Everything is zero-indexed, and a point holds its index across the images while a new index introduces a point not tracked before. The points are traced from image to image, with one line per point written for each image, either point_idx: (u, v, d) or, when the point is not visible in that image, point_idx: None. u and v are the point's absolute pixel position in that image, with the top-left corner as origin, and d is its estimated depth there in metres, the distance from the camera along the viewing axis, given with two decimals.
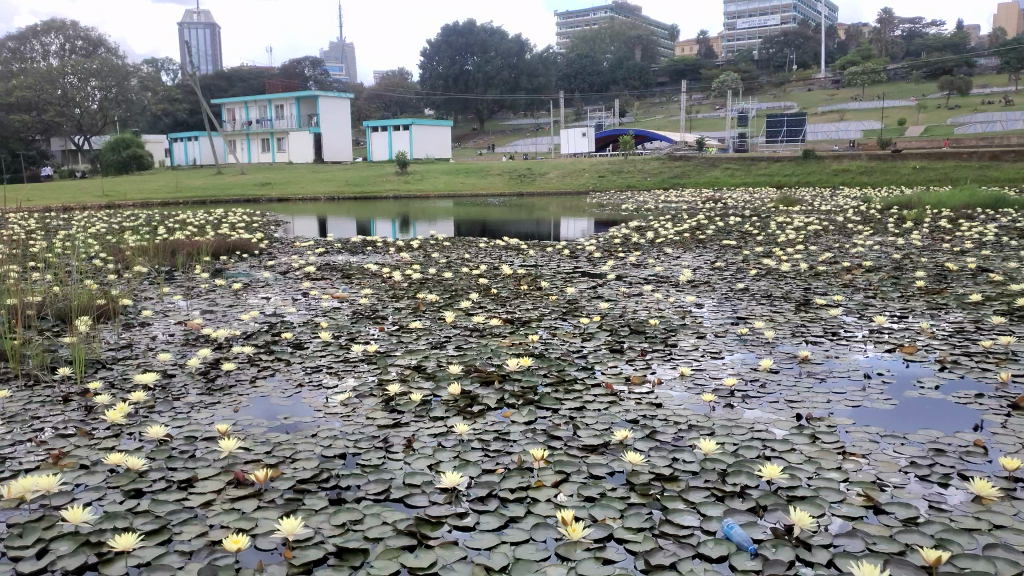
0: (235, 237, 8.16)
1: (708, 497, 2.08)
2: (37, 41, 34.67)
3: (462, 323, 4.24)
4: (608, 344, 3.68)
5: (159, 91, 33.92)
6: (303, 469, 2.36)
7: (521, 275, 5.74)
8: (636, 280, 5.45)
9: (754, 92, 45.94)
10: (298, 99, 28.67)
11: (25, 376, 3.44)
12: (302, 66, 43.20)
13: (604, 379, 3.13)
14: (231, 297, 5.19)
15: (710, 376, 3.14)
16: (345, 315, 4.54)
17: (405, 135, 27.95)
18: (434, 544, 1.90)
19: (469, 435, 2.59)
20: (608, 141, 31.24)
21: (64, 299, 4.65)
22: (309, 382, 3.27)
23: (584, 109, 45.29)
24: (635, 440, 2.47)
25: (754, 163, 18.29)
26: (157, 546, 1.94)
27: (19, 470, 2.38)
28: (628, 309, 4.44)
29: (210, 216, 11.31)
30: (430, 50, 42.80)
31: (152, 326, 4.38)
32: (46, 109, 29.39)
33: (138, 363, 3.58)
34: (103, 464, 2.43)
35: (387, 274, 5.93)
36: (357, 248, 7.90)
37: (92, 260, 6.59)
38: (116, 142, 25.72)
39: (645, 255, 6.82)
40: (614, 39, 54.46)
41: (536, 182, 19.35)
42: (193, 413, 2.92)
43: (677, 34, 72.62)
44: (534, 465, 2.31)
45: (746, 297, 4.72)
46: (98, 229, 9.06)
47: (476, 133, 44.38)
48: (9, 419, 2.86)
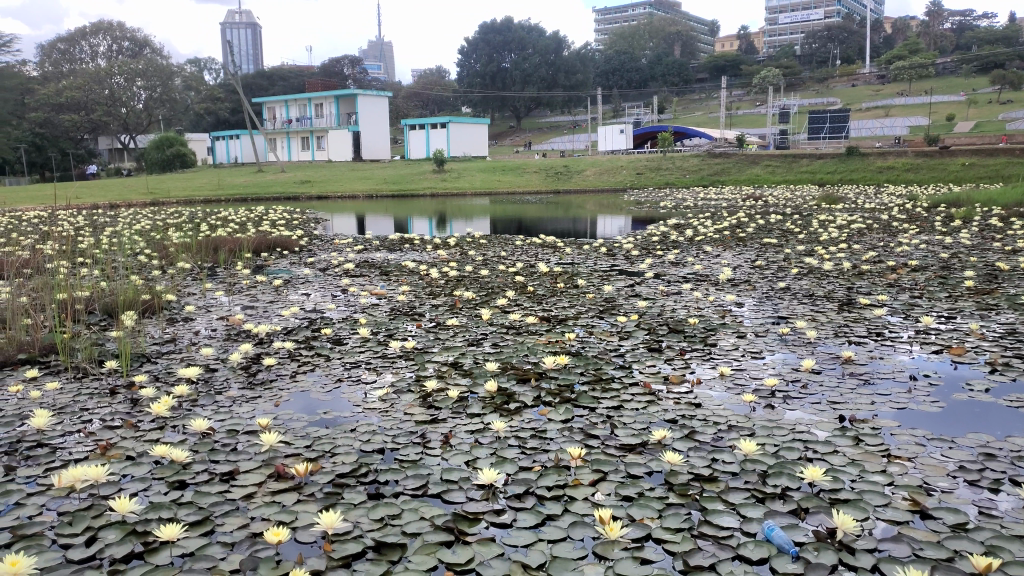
0: (276, 234, 8.28)
1: (748, 498, 2.06)
2: (85, 43, 35.58)
3: (498, 320, 4.23)
4: (646, 343, 3.64)
5: (202, 91, 34.61)
6: (342, 463, 2.38)
7: (558, 273, 5.73)
8: (675, 279, 5.38)
9: (796, 88, 45.21)
10: (337, 98, 29.03)
11: (74, 369, 3.53)
12: (341, 65, 43.65)
13: (643, 378, 3.11)
14: (272, 293, 5.26)
15: (751, 376, 3.10)
16: (383, 312, 4.57)
17: (442, 133, 28.11)
18: (471, 540, 1.90)
19: (506, 433, 2.60)
20: (646, 138, 30.97)
21: (110, 294, 4.77)
22: (348, 378, 3.30)
23: (622, 106, 44.96)
24: (673, 440, 2.45)
25: (795, 160, 17.97)
26: (199, 537, 1.97)
27: (69, 461, 2.44)
28: (667, 308, 4.40)
29: (251, 213, 11.46)
30: (468, 48, 42.95)
31: (196, 321, 4.46)
32: (94, 109, 30.20)
33: (182, 357, 3.65)
34: (148, 456, 2.48)
35: (425, 271, 5.96)
36: (395, 245, 7.97)
37: (137, 256, 6.74)
38: (161, 141, 26.23)
39: (683, 253, 6.74)
40: (653, 35, 53.87)
41: (573, 179, 19.31)
42: (235, 407, 2.97)
43: (718, 30, 71.63)
44: (571, 463, 2.30)
45: (787, 297, 4.63)
46: (144, 225, 9.28)
47: (513, 130, 44.35)
48: (59, 410, 2.94)
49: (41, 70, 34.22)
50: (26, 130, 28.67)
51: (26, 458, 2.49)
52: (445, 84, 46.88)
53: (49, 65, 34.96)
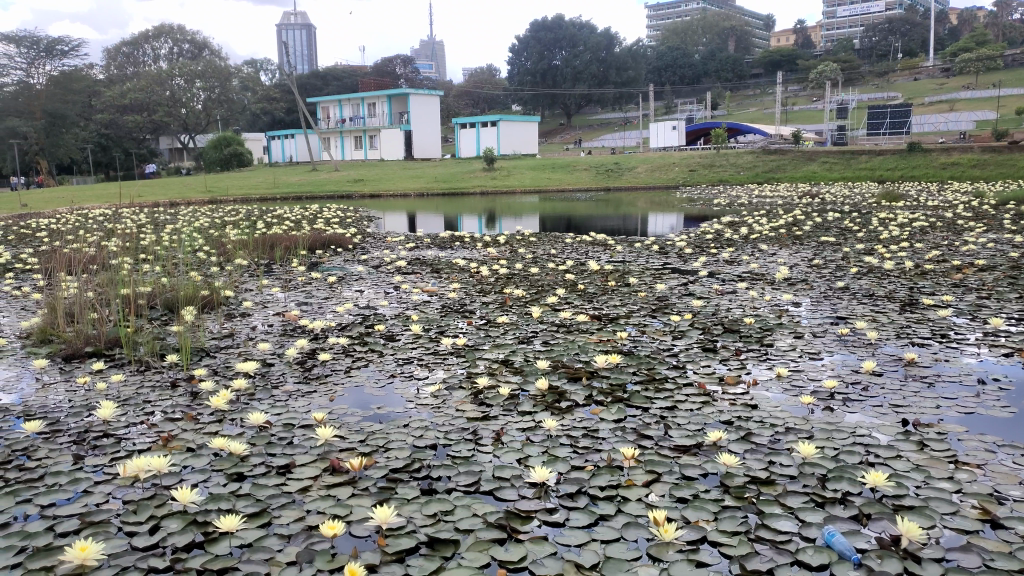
0: (330, 232, 8.41)
1: (807, 503, 2.01)
2: (149, 45, 36.75)
3: (549, 318, 4.23)
4: (700, 343, 3.60)
5: (258, 91, 35.29)
6: (396, 458, 2.41)
7: (609, 270, 5.70)
8: (730, 278, 5.31)
9: (856, 82, 44.05)
10: (390, 97, 29.38)
11: (137, 362, 3.65)
12: (393, 65, 44.12)
13: (698, 378, 3.07)
14: (326, 290, 5.35)
15: (809, 377, 3.04)
16: (435, 309, 4.60)
17: (493, 132, 28.20)
18: (524, 539, 1.90)
19: (558, 431, 2.59)
20: (699, 134, 30.50)
21: (171, 290, 4.90)
22: (402, 373, 3.34)
23: (674, 102, 44.38)
24: (729, 441, 2.41)
25: (853, 157, 17.53)
26: (257, 528, 2.01)
27: (133, 451, 2.52)
28: (722, 307, 4.35)
29: (305, 211, 11.68)
30: (518, 46, 43.11)
31: (252, 317, 4.56)
32: (155, 110, 31.20)
33: (240, 351, 3.74)
34: (208, 448, 2.55)
35: (475, 269, 5.99)
36: (446, 243, 8.03)
37: (198, 253, 6.92)
38: (219, 141, 26.88)
39: (738, 251, 6.62)
40: (707, 29, 53.05)
41: (624, 176, 19.16)
42: (291, 401, 3.02)
43: (774, 24, 70.13)
44: (624, 464, 2.28)
45: (846, 296, 4.51)
46: (204, 223, 9.52)
47: (564, 127, 44.22)
48: (123, 401, 3.04)
49: (106, 73, 35.46)
50: (93, 131, 30.02)
51: (94, 447, 2.58)
52: (496, 82, 46.97)
53: (115, 68, 36.25)
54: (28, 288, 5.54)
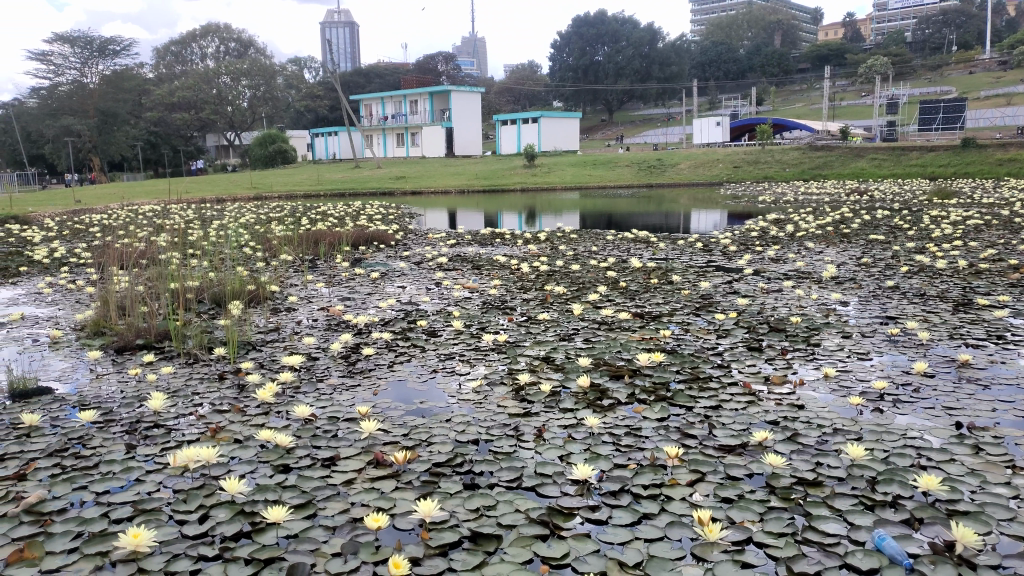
0: (373, 228, 8.51)
1: (856, 505, 1.97)
2: (196, 44, 37.57)
3: (590, 315, 4.22)
4: (746, 341, 3.55)
5: (303, 89, 35.79)
6: (439, 452, 2.43)
7: (651, 268, 5.65)
8: (775, 276, 5.23)
9: (907, 76, 42.99)
10: (432, 94, 29.58)
11: (186, 354, 3.73)
12: (435, 62, 44.38)
13: (742, 378, 3.03)
14: (370, 285, 5.42)
15: (857, 377, 2.99)
16: (476, 305, 4.62)
17: (534, 128, 28.17)
18: (566, 536, 1.90)
19: (600, 429, 2.58)
20: (744, 130, 30.08)
21: (219, 284, 5.00)
22: (444, 368, 3.36)
23: (718, 98, 43.78)
24: (775, 442, 2.38)
25: (903, 153, 17.11)
26: (302, 519, 2.04)
27: (183, 441, 2.58)
28: (767, 305, 4.29)
29: (349, 207, 11.86)
30: (561, 42, 43.03)
31: (298, 311, 4.64)
32: (203, 107, 31.88)
33: (286, 345, 3.81)
34: (255, 440, 2.59)
35: (516, 266, 5.99)
36: (486, 239, 8.05)
37: (244, 248, 7.05)
38: (264, 138, 27.35)
39: (784, 249, 6.52)
40: (752, 23, 52.18)
41: (666, 173, 18.98)
42: (336, 394, 3.07)
43: (821, 18, 68.68)
44: (667, 463, 2.27)
45: (896, 296, 4.41)
46: (249, 219, 9.71)
47: (605, 124, 43.95)
48: (173, 393, 3.11)
49: (156, 72, 36.36)
50: (144, 129, 30.77)
51: (145, 437, 2.64)
52: (537, 78, 46.86)
53: (164, 67, 37.15)
54: (82, 282, 5.70)
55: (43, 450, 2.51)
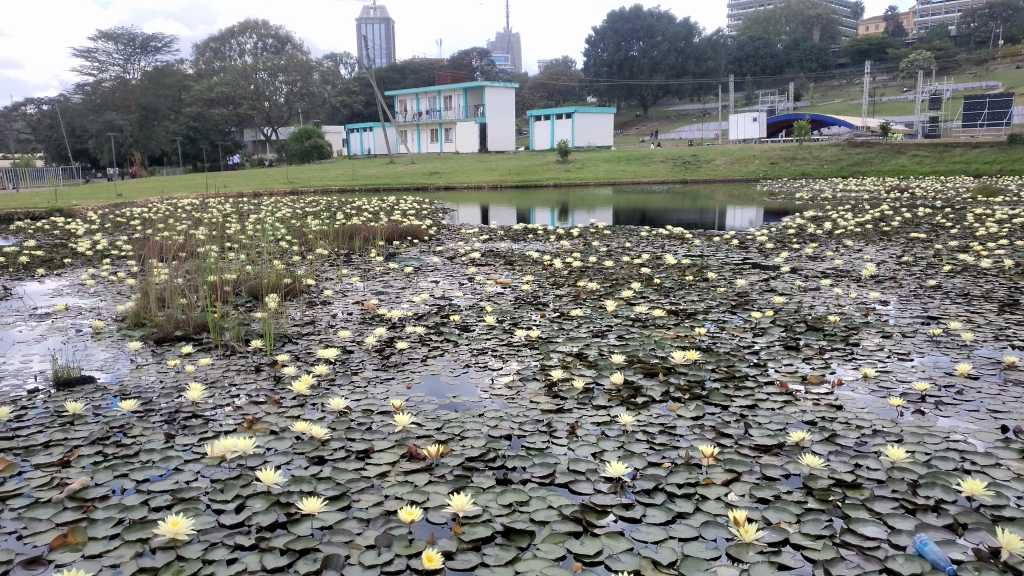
0: (408, 223, 8.56)
1: (897, 509, 1.93)
2: (235, 41, 38.18)
3: (623, 312, 4.19)
4: (782, 340, 3.51)
5: (339, 85, 36.07)
6: (471, 447, 2.43)
7: (687, 265, 5.60)
8: (813, 274, 5.15)
9: (950, 72, 41.98)
10: (466, 90, 29.64)
11: (223, 346, 3.78)
12: (469, 57, 44.46)
13: (779, 377, 2.99)
14: (403, 280, 5.45)
15: (898, 378, 2.92)
16: (508, 300, 4.62)
17: (567, 124, 28.06)
18: (600, 533, 1.89)
19: (634, 427, 2.56)
20: (781, 126, 29.60)
21: (255, 277, 5.07)
22: (476, 363, 3.37)
23: (755, 94, 43.16)
24: (812, 442, 2.34)
25: (946, 149, 16.74)
26: (337, 511, 2.06)
27: (220, 432, 2.62)
28: (805, 305, 4.21)
29: (383, 202, 11.94)
30: (595, 37, 42.74)
31: (333, 304, 4.69)
32: (241, 103, 32.31)
33: (321, 338, 3.84)
34: (291, 431, 2.62)
35: (548, 262, 5.98)
36: (519, 235, 8.05)
37: (280, 242, 7.14)
38: (300, 133, 27.61)
39: (822, 247, 6.42)
40: (791, 17, 51.30)
41: (700, 169, 18.80)
42: (369, 387, 3.09)
43: (862, 11, 67.25)
44: (702, 462, 2.25)
45: (938, 295, 4.33)
46: (286, 213, 9.84)
47: (639, 119, 43.61)
48: (211, 384, 3.17)
49: (195, 68, 36.91)
50: (184, 123, 31.24)
51: (183, 427, 2.69)
52: (571, 74, 46.62)
53: (203, 63, 37.80)
54: (123, 274, 5.82)
55: (86, 438, 2.57)
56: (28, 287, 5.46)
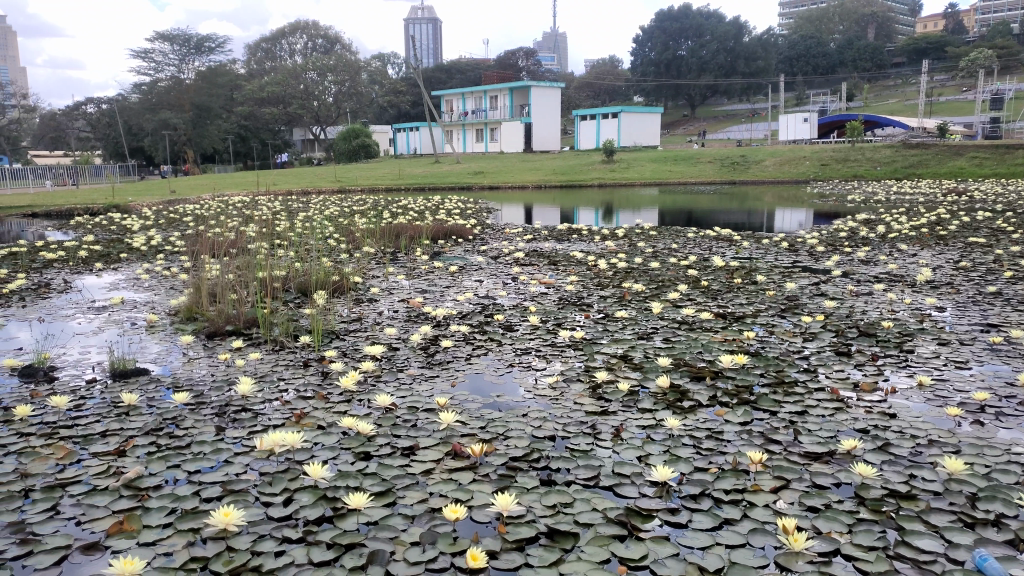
0: (453, 223, 8.61)
1: (954, 522, 1.88)
2: (286, 41, 38.91)
3: (670, 314, 4.16)
4: (833, 345, 3.44)
5: (387, 85, 36.42)
6: (515, 447, 2.43)
7: (735, 267, 5.54)
8: (865, 278, 5.03)
9: (1013, 70, 40.64)
10: (512, 90, 29.66)
11: (273, 341, 3.85)
12: (516, 57, 44.56)
13: (830, 383, 2.93)
14: (448, 279, 5.48)
15: (955, 388, 2.83)
16: (552, 301, 4.61)
17: (613, 123, 27.89)
18: (645, 537, 1.88)
19: (680, 431, 2.53)
20: (834, 126, 29.00)
21: (304, 274, 5.15)
22: (520, 363, 3.37)
23: (806, 94, 42.36)
24: (864, 451, 2.29)
25: (1008, 151, 16.21)
26: (383, 507, 2.08)
27: (269, 426, 2.67)
28: (857, 309, 4.12)
29: (429, 202, 11.98)
30: (642, 37, 42.43)
31: (379, 302, 4.73)
32: (291, 103, 32.86)
33: (368, 336, 3.89)
34: (337, 426, 2.66)
35: (593, 262, 5.95)
36: (564, 235, 8.01)
37: (328, 240, 7.24)
38: (348, 133, 27.95)
39: (874, 251, 6.27)
40: (844, 16, 50.14)
41: (749, 170, 18.54)
42: (414, 384, 3.11)
43: (920, 9, 65.54)
44: (750, 468, 2.22)
45: (998, 302, 4.19)
46: (333, 211, 9.98)
47: (687, 119, 43.15)
48: (260, 378, 3.23)
49: (247, 67, 37.68)
50: (236, 122, 31.85)
51: (233, 420, 2.75)
52: (617, 73, 46.38)
53: (255, 62, 38.58)
54: (177, 269, 5.97)
55: (141, 428, 2.64)
56: (86, 281, 5.62)
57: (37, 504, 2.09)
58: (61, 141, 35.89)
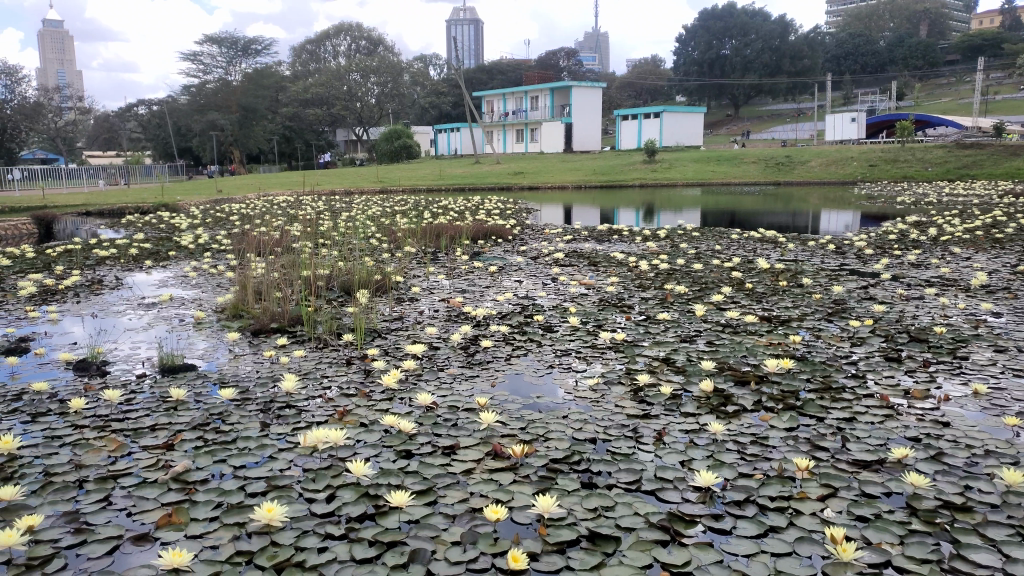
0: (493, 223, 8.63)
1: (1013, 536, 1.82)
2: (330, 43, 39.47)
3: (713, 317, 4.10)
4: (882, 351, 3.36)
5: (428, 86, 36.71)
6: (556, 448, 2.43)
7: (780, 269, 5.43)
8: (916, 282, 4.90)
9: None
10: (553, 90, 29.62)
11: (316, 339, 3.90)
12: (557, 57, 44.56)
13: (879, 390, 2.85)
14: (488, 279, 5.50)
15: (1014, 398, 2.73)
16: (592, 302, 4.59)
17: (655, 123, 27.69)
18: (688, 543, 1.85)
19: (724, 435, 2.49)
20: (883, 126, 28.36)
21: (347, 273, 5.20)
22: (561, 364, 3.36)
23: (854, 93, 41.52)
24: (916, 461, 2.23)
25: None
26: (424, 505, 2.09)
27: (312, 422, 2.70)
28: (907, 314, 4.02)
29: (469, 202, 12.00)
30: (685, 36, 42.05)
31: (420, 301, 4.76)
32: (334, 104, 33.35)
33: (410, 334, 3.92)
34: (379, 424, 2.67)
35: (634, 263, 5.92)
36: (604, 236, 7.97)
37: (369, 239, 7.32)
38: (390, 134, 28.22)
39: (926, 254, 6.10)
40: (895, 12, 48.92)
41: (795, 171, 18.21)
42: (455, 384, 3.12)
43: (974, 6, 63.73)
44: (796, 474, 2.17)
45: None
46: (375, 211, 10.09)
47: (731, 119, 42.61)
48: (303, 375, 3.27)
49: (293, 69, 38.32)
50: (281, 123, 32.38)
51: (278, 416, 2.78)
52: (660, 73, 46.03)
53: (300, 64, 39.23)
54: (223, 267, 6.09)
55: (188, 423, 2.70)
56: (136, 278, 5.77)
57: (91, 495, 2.15)
58: (113, 141, 36.90)
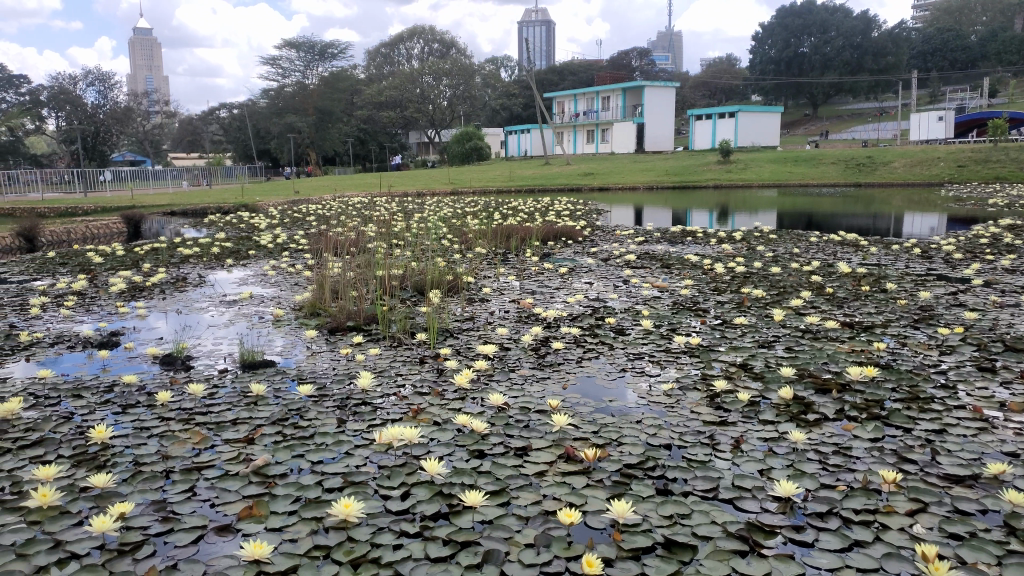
0: (563, 224, 8.61)
1: None
2: (404, 46, 40.15)
3: (792, 322, 3.99)
4: (974, 361, 3.20)
5: (499, 87, 36.95)
6: (630, 453, 2.40)
7: (863, 274, 5.24)
8: (1011, 289, 4.66)
9: None
10: (624, 91, 29.39)
11: (391, 337, 3.96)
12: (629, 58, 44.24)
13: (971, 402, 2.72)
14: (559, 280, 5.50)
15: None
16: (665, 305, 4.53)
17: (730, 123, 27.17)
18: (768, 554, 1.80)
19: (805, 444, 2.42)
20: (972, 125, 27.03)
21: (420, 273, 5.28)
22: (633, 368, 3.32)
23: (942, 91, 39.78)
24: (1014, 478, 2.11)
25: None
26: (497, 506, 2.09)
27: (387, 420, 2.74)
28: (1001, 322, 3.82)
29: (539, 203, 12.03)
30: (762, 34, 41.13)
31: (490, 302, 4.79)
32: (407, 106, 34.05)
33: (481, 334, 3.95)
34: (452, 423, 2.70)
35: (709, 266, 5.82)
36: (677, 238, 7.88)
37: (442, 240, 7.40)
38: (462, 135, 28.50)
39: (1021, 259, 5.80)
40: (988, 4, 46.61)
41: (877, 171, 17.54)
42: (526, 385, 3.13)
43: None
44: (882, 488, 2.10)
45: None
46: (447, 212, 10.21)
47: (809, 118, 41.43)
48: (378, 373, 3.33)
49: (367, 72, 39.16)
50: (355, 126, 33.12)
51: (354, 413, 2.84)
52: (734, 73, 45.16)
53: (374, 67, 40.10)
54: (300, 266, 6.27)
55: (268, 418, 2.77)
56: (218, 276, 5.97)
57: (177, 485, 2.23)
58: (198, 143, 38.45)
